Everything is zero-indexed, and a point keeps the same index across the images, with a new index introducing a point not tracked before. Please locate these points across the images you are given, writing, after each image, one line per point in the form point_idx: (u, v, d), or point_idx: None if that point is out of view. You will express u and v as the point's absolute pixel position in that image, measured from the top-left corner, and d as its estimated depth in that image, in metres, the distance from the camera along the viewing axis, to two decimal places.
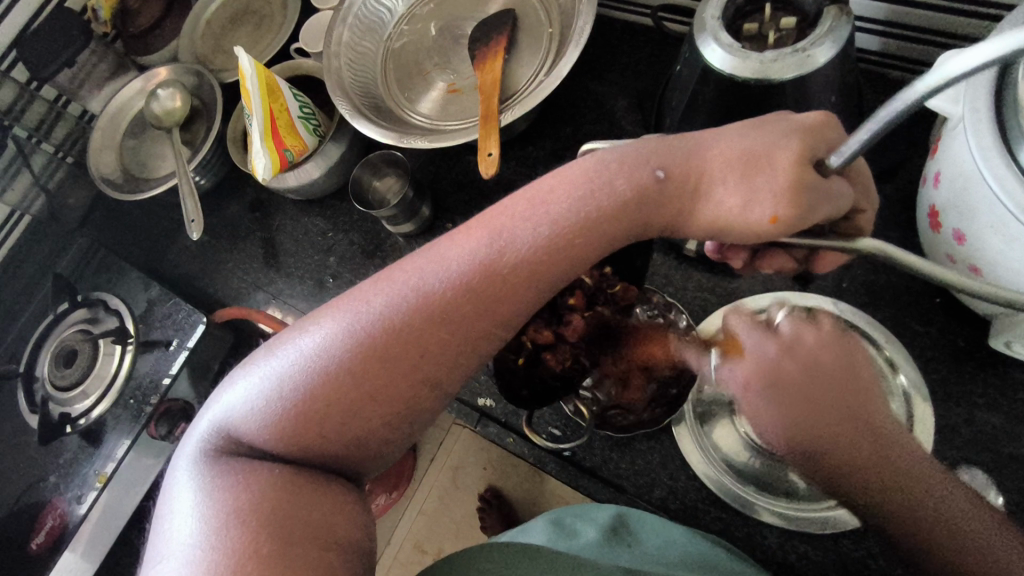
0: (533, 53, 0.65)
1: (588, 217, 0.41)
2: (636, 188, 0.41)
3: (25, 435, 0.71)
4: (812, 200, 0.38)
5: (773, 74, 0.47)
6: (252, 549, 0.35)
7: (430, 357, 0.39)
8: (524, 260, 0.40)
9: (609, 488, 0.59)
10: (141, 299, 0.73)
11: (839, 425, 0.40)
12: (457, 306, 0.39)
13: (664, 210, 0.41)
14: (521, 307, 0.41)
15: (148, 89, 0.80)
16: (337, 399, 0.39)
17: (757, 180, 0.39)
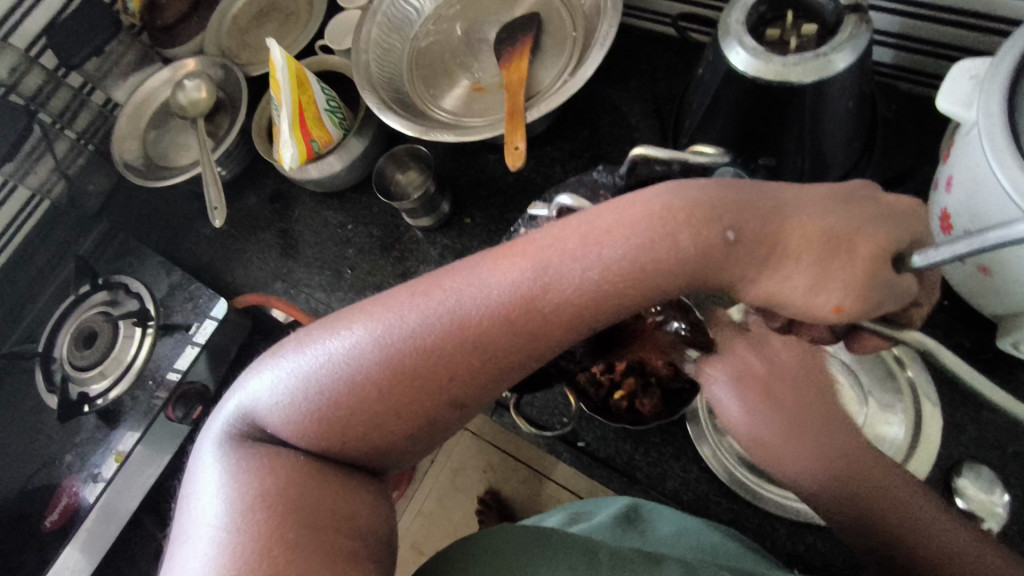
0: (557, 56, 0.67)
1: (641, 269, 0.36)
2: (702, 249, 0.35)
3: (41, 415, 0.72)
4: (881, 299, 0.34)
5: (794, 78, 0.49)
6: (277, 537, 0.35)
7: (456, 380, 0.39)
8: (561, 305, 0.38)
9: (622, 478, 0.59)
10: (164, 284, 0.75)
11: (826, 446, 0.41)
12: (492, 335, 0.38)
13: (726, 273, 0.36)
14: (559, 345, 0.39)
15: (174, 81, 0.82)
16: (363, 406, 0.39)
17: (833, 266, 0.34)
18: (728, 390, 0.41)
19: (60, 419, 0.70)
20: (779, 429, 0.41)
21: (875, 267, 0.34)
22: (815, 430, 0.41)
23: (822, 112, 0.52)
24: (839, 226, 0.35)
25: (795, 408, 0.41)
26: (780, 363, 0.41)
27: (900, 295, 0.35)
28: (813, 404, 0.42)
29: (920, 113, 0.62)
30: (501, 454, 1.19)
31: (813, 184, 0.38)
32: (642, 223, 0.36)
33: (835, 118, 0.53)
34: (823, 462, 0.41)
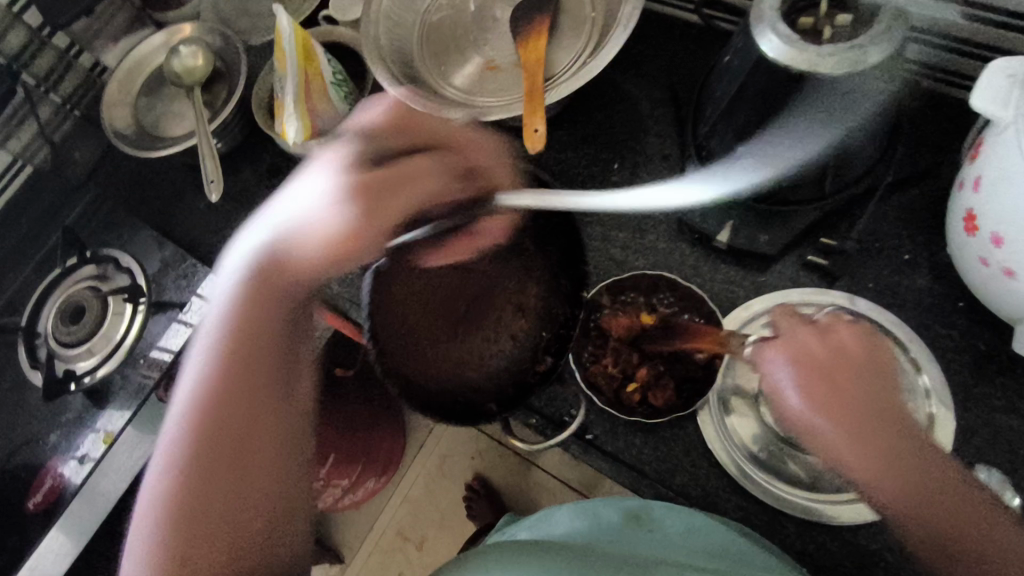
0: (575, 36, 0.65)
1: (363, 217, 0.48)
2: (356, 184, 0.48)
3: (24, 392, 0.69)
4: (403, 189, 0.49)
5: (826, 69, 0.47)
6: (179, 514, 0.44)
7: (223, 388, 0.47)
8: (237, 388, 0.47)
9: (631, 472, 0.58)
10: (155, 259, 0.71)
11: (891, 450, 0.44)
12: (223, 346, 0.49)
13: (383, 201, 0.48)
14: (241, 338, 0.49)
15: (169, 46, 0.78)
16: (213, 429, 0.46)
17: (420, 174, 0.50)
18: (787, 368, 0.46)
19: (46, 397, 0.67)
20: (847, 428, 0.45)
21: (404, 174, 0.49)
22: (871, 428, 0.45)
23: (849, 106, 0.51)
24: (370, 146, 0.51)
25: (852, 403, 0.45)
26: (844, 350, 0.46)
27: (416, 179, 0.49)
28: (875, 402, 0.45)
29: (942, 110, 0.61)
30: (490, 441, 1.18)
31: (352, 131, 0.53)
32: (235, 276, 0.51)
33: (862, 113, 0.52)
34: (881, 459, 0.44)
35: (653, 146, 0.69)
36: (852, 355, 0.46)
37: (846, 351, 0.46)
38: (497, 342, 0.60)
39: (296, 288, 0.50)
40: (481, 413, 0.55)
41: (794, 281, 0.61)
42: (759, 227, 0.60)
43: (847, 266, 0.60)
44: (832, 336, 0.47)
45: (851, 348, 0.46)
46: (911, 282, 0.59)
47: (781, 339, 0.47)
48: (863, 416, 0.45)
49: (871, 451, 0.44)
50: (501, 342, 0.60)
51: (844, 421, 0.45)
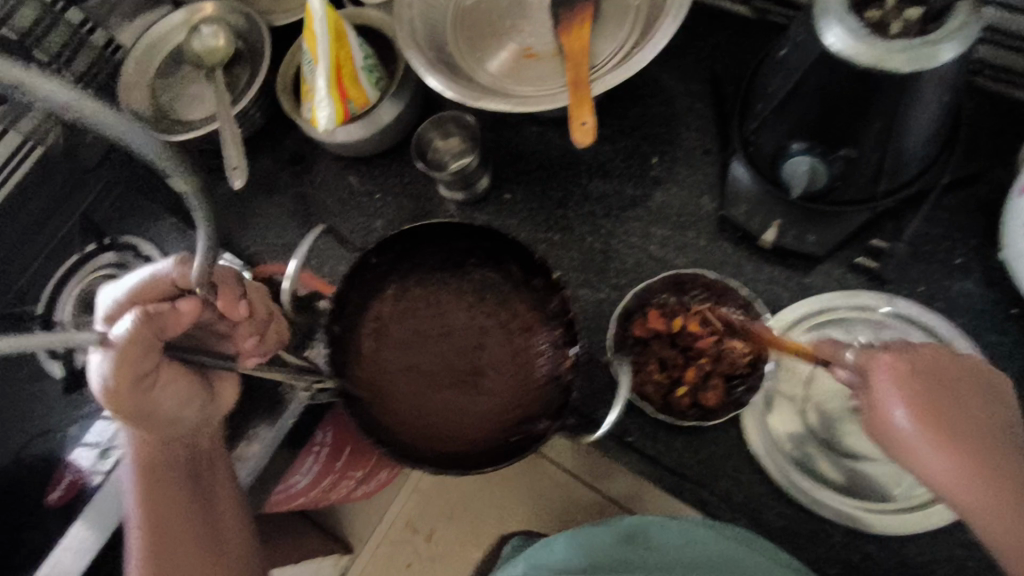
0: (618, 25, 0.63)
1: (126, 379, 0.47)
2: (134, 350, 0.46)
3: (42, 382, 0.67)
4: (160, 326, 0.47)
5: (890, 65, 0.45)
6: None
7: (170, 505, 0.53)
8: (163, 519, 0.53)
9: (672, 476, 0.57)
10: (178, 245, 0.70)
11: (989, 462, 0.44)
12: (152, 463, 0.53)
13: (141, 367, 0.47)
14: (172, 458, 0.54)
15: (189, 26, 0.75)
16: (159, 543, 0.52)
17: (150, 331, 0.46)
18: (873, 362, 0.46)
19: (67, 388, 0.66)
20: (948, 437, 0.44)
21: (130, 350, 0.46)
22: (969, 438, 0.44)
23: (912, 107, 0.49)
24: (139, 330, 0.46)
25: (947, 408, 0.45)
26: (952, 363, 0.47)
27: (162, 326, 0.47)
28: (974, 415, 0.45)
29: (996, 109, 0.60)
30: None
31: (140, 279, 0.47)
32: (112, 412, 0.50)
33: (924, 113, 0.50)
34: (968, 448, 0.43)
35: (691, 141, 0.67)
36: (956, 371, 0.47)
37: (951, 363, 0.47)
38: (530, 368, 0.56)
39: (189, 420, 0.53)
40: (532, 438, 0.52)
41: (839, 284, 0.60)
42: (805, 228, 0.58)
43: (896, 269, 0.59)
44: (941, 351, 0.47)
45: (952, 364, 0.47)
46: (962, 286, 0.58)
47: (892, 349, 0.47)
48: (965, 429, 0.44)
49: (968, 459, 0.43)
50: (531, 365, 0.56)
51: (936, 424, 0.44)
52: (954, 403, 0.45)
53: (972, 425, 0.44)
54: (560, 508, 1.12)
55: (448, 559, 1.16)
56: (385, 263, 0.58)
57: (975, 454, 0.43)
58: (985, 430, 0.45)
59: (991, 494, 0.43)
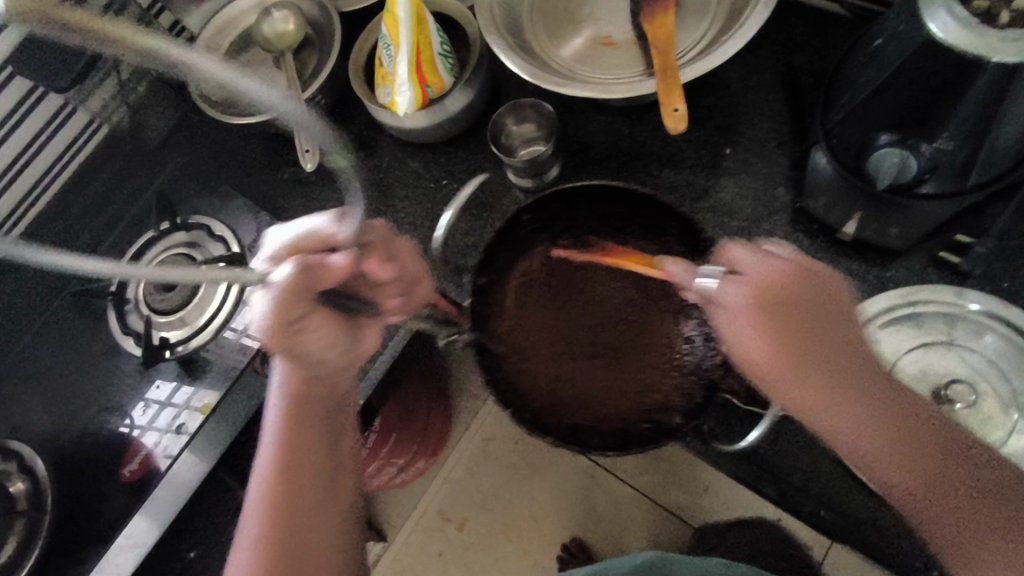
0: (699, 15, 0.62)
1: (280, 312, 0.46)
2: (289, 290, 0.44)
3: (114, 358, 0.68)
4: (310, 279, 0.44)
5: (990, 53, 0.45)
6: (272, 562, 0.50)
7: (308, 449, 0.53)
8: (300, 461, 0.52)
9: (748, 467, 0.57)
10: (250, 228, 0.71)
11: (862, 408, 0.47)
12: (295, 407, 0.53)
13: (292, 308, 0.46)
14: (320, 403, 0.54)
15: (260, 9, 0.75)
16: (283, 487, 0.51)
17: (305, 282, 0.44)
18: (778, 263, 0.47)
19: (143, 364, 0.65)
20: (806, 368, 0.47)
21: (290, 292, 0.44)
22: (805, 353, 0.47)
23: (1014, 100, 0.48)
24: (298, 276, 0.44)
25: (797, 333, 0.46)
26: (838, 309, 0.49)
27: (314, 281, 0.45)
28: (841, 360, 0.48)
29: None
30: None
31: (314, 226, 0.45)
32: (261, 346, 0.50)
33: None
34: (790, 360, 0.46)
35: (766, 133, 0.66)
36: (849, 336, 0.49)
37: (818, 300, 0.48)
38: (674, 350, 0.58)
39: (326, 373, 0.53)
40: (666, 428, 0.54)
41: (918, 278, 0.60)
42: (888, 221, 0.57)
43: (978, 265, 0.58)
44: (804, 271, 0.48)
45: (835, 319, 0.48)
46: None
47: (750, 262, 0.47)
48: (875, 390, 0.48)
49: (811, 381, 0.47)
50: (678, 348, 0.57)
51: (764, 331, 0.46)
52: (834, 346, 0.48)
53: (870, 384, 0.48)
54: (594, 501, 1.12)
55: (479, 549, 1.14)
56: (538, 223, 0.60)
57: (878, 411, 0.48)
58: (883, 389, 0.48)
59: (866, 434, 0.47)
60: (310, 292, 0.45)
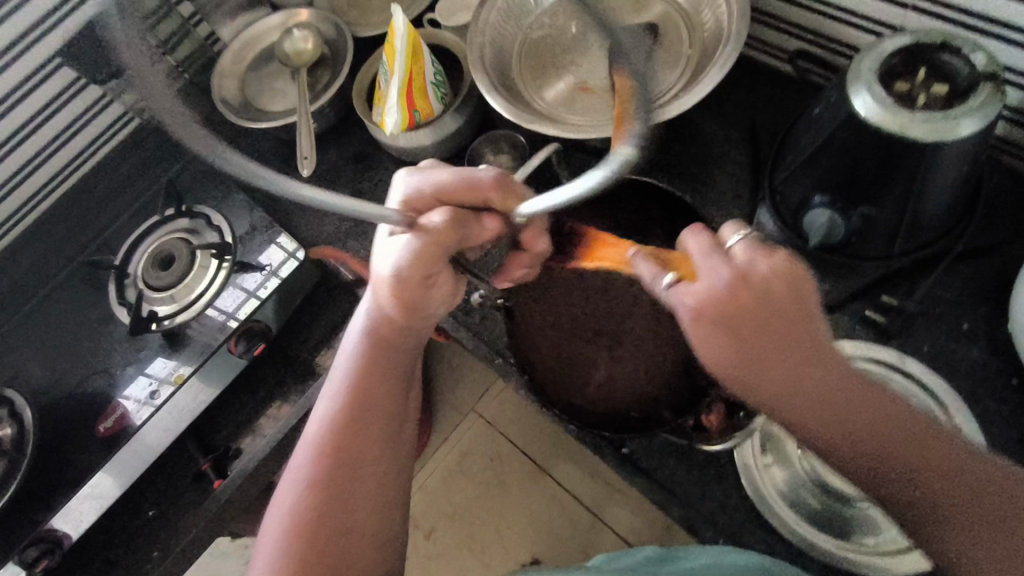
0: (668, 71, 0.68)
1: (424, 258, 0.50)
2: (439, 238, 0.49)
3: (109, 324, 0.75)
4: (462, 234, 0.49)
5: (912, 133, 0.48)
6: (318, 509, 0.48)
7: (377, 394, 0.52)
8: (368, 404, 0.51)
9: (662, 491, 0.61)
10: (244, 221, 0.76)
11: (823, 396, 0.38)
12: (371, 352, 0.53)
13: (436, 253, 0.49)
14: (399, 353, 0.54)
15: (284, 28, 0.83)
16: (346, 428, 0.50)
17: (456, 229, 0.49)
18: (716, 274, 0.38)
19: (132, 332, 0.72)
20: (746, 357, 0.38)
21: (441, 239, 0.49)
22: (751, 333, 0.38)
23: (934, 173, 0.51)
24: (450, 227, 0.49)
25: (746, 316, 0.38)
26: (791, 280, 0.38)
27: (463, 233, 0.49)
28: (799, 348, 0.38)
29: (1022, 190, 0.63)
30: (511, 446, 1.13)
31: (477, 174, 0.50)
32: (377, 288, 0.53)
33: (941, 184, 0.53)
34: (739, 380, 0.39)
35: (726, 184, 0.71)
36: (806, 294, 0.39)
37: (766, 287, 0.38)
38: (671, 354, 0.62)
39: (416, 326, 0.54)
40: (655, 420, 0.59)
41: (848, 333, 0.63)
42: (825, 276, 0.63)
43: (904, 326, 0.62)
44: (752, 274, 0.38)
45: (784, 287, 0.38)
46: (966, 352, 0.61)
47: (704, 251, 0.40)
48: (829, 376, 0.38)
49: (753, 361, 0.38)
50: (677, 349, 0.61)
51: (711, 348, 0.39)
52: (783, 330, 0.38)
53: (817, 368, 0.38)
54: (560, 532, 1.06)
55: (444, 562, 1.09)
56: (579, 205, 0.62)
57: (821, 393, 0.38)
58: (841, 375, 0.39)
59: (833, 417, 0.38)
60: (453, 243, 0.50)
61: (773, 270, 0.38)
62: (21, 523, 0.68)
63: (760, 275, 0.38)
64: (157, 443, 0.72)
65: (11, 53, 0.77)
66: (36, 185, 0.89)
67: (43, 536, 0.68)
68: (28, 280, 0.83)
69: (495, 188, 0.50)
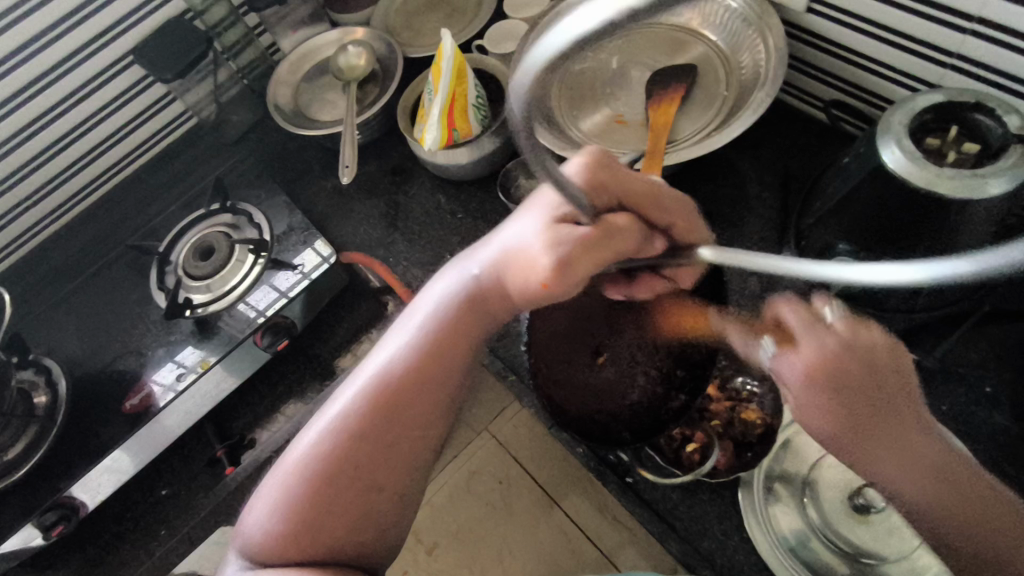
0: (704, 109, 0.70)
1: (590, 252, 0.46)
2: (612, 236, 0.47)
3: (149, 307, 0.79)
4: (637, 242, 0.48)
5: (943, 189, 0.48)
6: (353, 452, 0.49)
7: (451, 359, 0.52)
8: (438, 367, 0.51)
9: (661, 523, 0.61)
10: (284, 222, 0.81)
11: (906, 460, 0.41)
12: (461, 317, 0.52)
13: (603, 252, 0.47)
14: (486, 326, 0.53)
15: (340, 43, 0.88)
16: (408, 383, 0.50)
17: (630, 234, 0.48)
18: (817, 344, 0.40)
19: (166, 316, 0.75)
20: (829, 432, 0.42)
21: (621, 241, 0.47)
22: (845, 399, 0.40)
23: (963, 228, 0.51)
24: (631, 228, 0.48)
25: (847, 384, 0.40)
26: (865, 342, 0.41)
27: (641, 241, 0.49)
28: (879, 418, 0.41)
29: None
30: (520, 470, 1.12)
31: (662, 190, 0.52)
32: (504, 255, 0.51)
33: (968, 241, 0.53)
34: (837, 443, 0.42)
35: (753, 226, 0.71)
36: (885, 358, 0.41)
37: (864, 354, 0.40)
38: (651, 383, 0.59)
39: (511, 305, 0.52)
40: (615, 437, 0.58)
41: None
42: (839, 323, 0.61)
43: (922, 383, 0.61)
44: (856, 343, 0.40)
45: (861, 337, 0.41)
46: (986, 415, 0.60)
47: (811, 329, 0.41)
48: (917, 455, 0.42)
49: (846, 427, 0.41)
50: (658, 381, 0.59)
51: (818, 410, 0.41)
52: (868, 398, 0.40)
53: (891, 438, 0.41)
54: (563, 561, 1.04)
55: None
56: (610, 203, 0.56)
57: (905, 459, 0.41)
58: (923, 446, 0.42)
59: (933, 489, 0.42)
60: (624, 250, 0.48)
61: (874, 343, 0.41)
62: (44, 488, 0.71)
63: (862, 342, 0.41)
64: (177, 424, 0.75)
65: (89, 47, 0.84)
66: (96, 173, 0.95)
67: (61, 503, 0.70)
68: (78, 259, 0.88)
69: (675, 210, 0.52)
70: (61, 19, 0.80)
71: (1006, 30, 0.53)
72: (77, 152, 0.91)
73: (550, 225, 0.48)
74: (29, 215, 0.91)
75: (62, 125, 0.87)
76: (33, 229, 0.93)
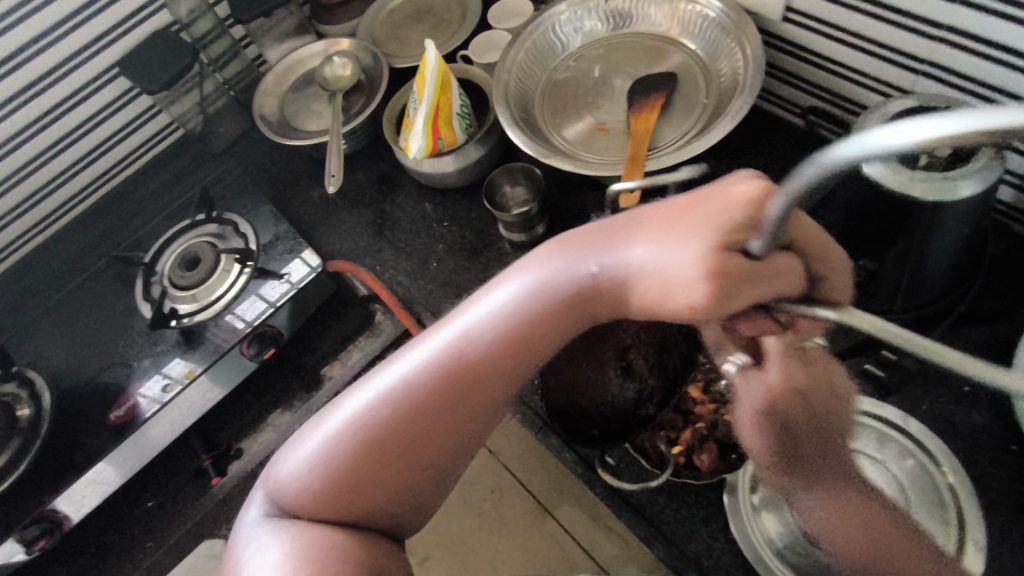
0: (685, 116, 0.71)
1: (725, 283, 0.36)
2: (761, 271, 0.36)
3: (134, 317, 0.78)
4: (777, 281, 0.36)
5: (916, 192, 0.49)
6: (401, 429, 0.46)
7: (528, 355, 0.46)
8: (515, 359, 0.46)
9: (648, 527, 0.61)
10: (270, 231, 0.81)
11: None
12: (557, 309, 0.45)
13: (743, 292, 0.36)
14: (581, 319, 0.46)
15: (326, 54, 0.88)
16: (477, 373, 0.46)
17: (777, 274, 0.36)
18: None
19: (151, 326, 0.75)
20: None
21: (766, 281, 0.36)
22: None
23: (936, 230, 0.52)
24: (782, 270, 0.36)
25: None
26: None
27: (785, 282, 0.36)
28: None
29: None
30: (512, 479, 1.12)
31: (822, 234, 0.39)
32: (636, 242, 0.42)
33: (942, 243, 0.54)
34: None
35: None
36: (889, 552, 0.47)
37: None
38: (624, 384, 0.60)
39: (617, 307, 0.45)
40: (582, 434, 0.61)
41: None
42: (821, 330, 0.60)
43: (901, 383, 0.63)
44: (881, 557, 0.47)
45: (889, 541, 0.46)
46: (966, 414, 0.60)
47: None
48: None
49: None
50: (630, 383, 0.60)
51: None
52: None
53: None
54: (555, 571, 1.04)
55: None
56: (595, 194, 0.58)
57: None
58: None
59: None
60: (761, 292, 0.36)
61: None
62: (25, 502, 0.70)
63: None
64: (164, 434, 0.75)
65: (74, 59, 0.84)
66: (82, 184, 0.95)
67: (44, 515, 0.69)
68: (63, 271, 0.88)
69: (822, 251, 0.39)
70: (47, 31, 0.80)
71: (973, 37, 0.55)
72: (62, 163, 0.91)
73: (710, 229, 0.37)
74: (13, 226, 0.91)
75: (47, 136, 0.87)
76: (18, 241, 0.93)
